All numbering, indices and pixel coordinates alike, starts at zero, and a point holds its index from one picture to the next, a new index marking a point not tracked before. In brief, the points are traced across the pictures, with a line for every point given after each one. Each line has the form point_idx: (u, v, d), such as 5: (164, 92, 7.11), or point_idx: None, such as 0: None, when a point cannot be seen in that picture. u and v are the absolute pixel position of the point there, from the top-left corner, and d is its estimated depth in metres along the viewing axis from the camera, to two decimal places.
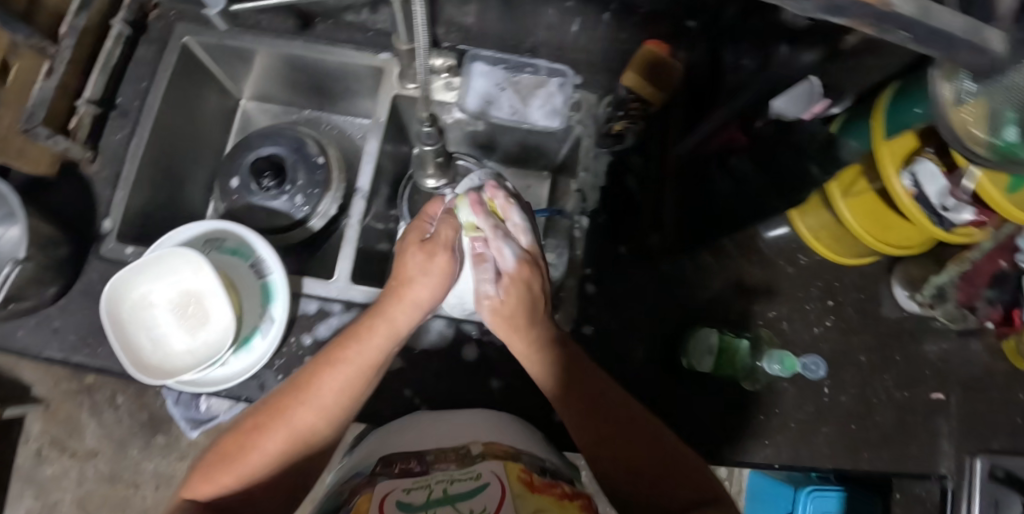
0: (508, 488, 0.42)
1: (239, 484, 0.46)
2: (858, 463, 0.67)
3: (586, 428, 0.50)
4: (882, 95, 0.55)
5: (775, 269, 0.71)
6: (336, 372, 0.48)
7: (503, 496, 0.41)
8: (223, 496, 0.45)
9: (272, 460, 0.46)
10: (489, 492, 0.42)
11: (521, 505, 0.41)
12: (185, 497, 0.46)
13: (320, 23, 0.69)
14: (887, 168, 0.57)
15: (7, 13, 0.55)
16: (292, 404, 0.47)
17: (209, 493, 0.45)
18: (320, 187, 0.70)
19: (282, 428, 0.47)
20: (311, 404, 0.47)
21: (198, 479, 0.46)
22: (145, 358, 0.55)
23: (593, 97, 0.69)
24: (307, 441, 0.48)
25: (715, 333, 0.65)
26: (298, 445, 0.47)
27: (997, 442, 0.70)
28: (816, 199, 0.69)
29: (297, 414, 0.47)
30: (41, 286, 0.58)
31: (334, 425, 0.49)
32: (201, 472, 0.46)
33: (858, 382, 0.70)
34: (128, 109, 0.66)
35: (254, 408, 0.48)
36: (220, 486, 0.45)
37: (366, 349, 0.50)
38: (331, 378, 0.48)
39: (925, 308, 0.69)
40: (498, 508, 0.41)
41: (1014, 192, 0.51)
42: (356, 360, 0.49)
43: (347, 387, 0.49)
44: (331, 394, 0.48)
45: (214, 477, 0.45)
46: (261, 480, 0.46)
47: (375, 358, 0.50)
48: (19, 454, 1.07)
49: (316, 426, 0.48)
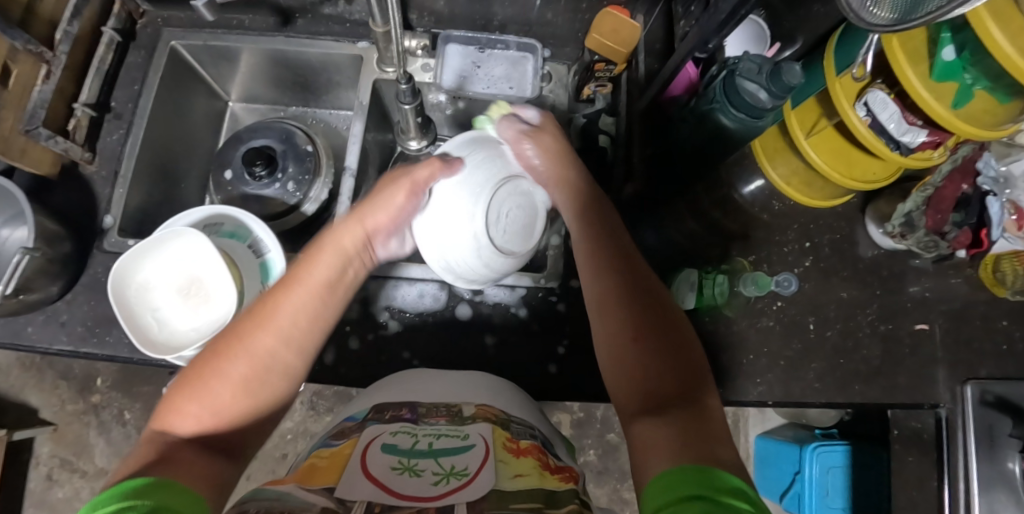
0: (493, 452, 0.43)
1: (208, 416, 0.42)
2: (849, 395, 0.69)
3: (595, 299, 0.50)
4: (834, 36, 0.62)
5: (752, 218, 0.74)
6: (300, 293, 0.47)
7: (485, 457, 0.42)
8: (198, 428, 0.42)
9: (239, 388, 0.43)
10: (472, 453, 0.43)
11: (501, 470, 0.41)
12: (156, 429, 0.42)
13: (300, 19, 0.73)
14: (841, 102, 0.60)
15: (8, 20, 0.58)
16: (250, 329, 0.45)
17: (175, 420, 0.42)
18: (310, 174, 0.73)
19: (251, 357, 0.44)
20: (270, 328, 0.45)
21: (165, 410, 0.43)
22: (151, 336, 0.58)
23: (562, 67, 0.74)
24: (281, 371, 0.46)
25: (695, 271, 0.68)
26: (264, 374, 0.45)
27: (986, 368, 0.71)
28: (784, 145, 0.72)
29: (267, 340, 0.45)
30: (49, 281, 0.61)
31: (304, 355, 0.47)
32: (169, 402, 0.43)
33: (842, 318, 0.72)
34: (123, 112, 0.70)
35: (213, 338, 0.46)
36: (190, 418, 0.42)
37: (328, 272, 0.49)
38: (294, 296, 0.47)
39: (898, 239, 0.71)
40: (479, 467, 0.41)
41: (958, 107, 0.54)
42: (309, 279, 0.48)
43: (313, 308, 0.47)
44: (291, 316, 0.46)
45: (181, 406, 0.42)
46: (231, 409, 0.43)
47: (324, 277, 0.48)
48: (31, 478, 1.06)
49: (280, 351, 0.45)
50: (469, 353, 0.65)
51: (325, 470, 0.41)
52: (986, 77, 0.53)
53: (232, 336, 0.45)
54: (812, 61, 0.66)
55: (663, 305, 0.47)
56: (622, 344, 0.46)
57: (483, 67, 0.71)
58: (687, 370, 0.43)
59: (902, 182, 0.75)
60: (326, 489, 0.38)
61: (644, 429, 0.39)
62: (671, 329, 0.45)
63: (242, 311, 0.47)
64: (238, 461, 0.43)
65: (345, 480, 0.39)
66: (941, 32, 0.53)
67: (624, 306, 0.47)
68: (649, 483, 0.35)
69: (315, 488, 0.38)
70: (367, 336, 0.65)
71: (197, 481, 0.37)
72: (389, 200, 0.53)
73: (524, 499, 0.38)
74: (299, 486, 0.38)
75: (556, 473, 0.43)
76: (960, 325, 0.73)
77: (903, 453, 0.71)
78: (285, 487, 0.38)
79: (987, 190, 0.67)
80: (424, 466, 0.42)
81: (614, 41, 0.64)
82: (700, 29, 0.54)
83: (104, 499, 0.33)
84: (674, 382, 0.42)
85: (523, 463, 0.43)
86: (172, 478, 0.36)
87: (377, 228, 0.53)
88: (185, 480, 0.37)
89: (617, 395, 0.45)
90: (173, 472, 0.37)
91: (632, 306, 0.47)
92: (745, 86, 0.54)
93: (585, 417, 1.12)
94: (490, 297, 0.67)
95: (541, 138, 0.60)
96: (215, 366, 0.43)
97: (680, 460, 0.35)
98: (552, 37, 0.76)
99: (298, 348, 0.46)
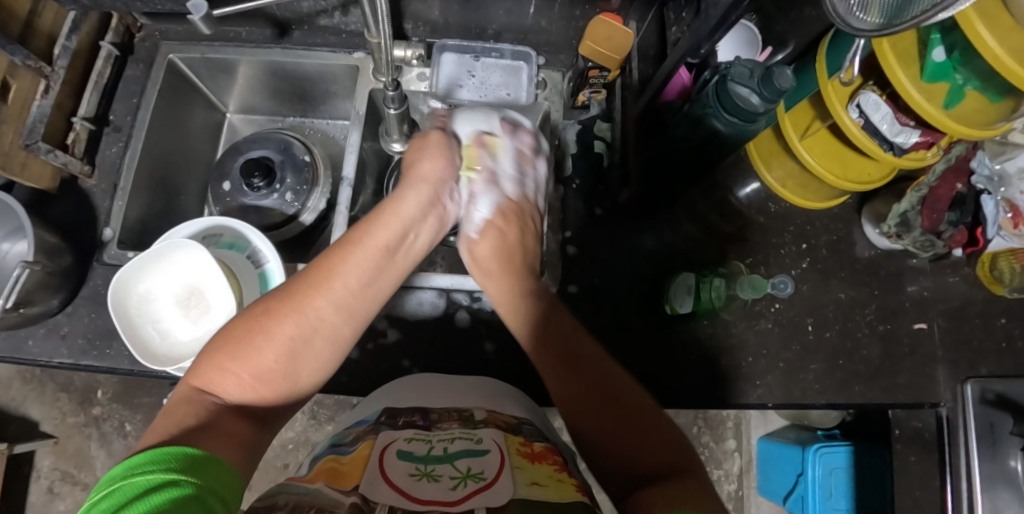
0: (508, 459, 0.43)
1: (249, 378, 0.43)
2: (851, 396, 0.69)
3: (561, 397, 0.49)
4: (825, 38, 0.63)
5: (747, 221, 0.75)
6: (363, 253, 0.50)
7: (501, 464, 0.42)
8: (236, 388, 0.42)
9: (285, 350, 0.44)
10: (487, 460, 0.43)
11: (518, 478, 0.41)
12: (191, 387, 0.42)
13: (296, 31, 0.75)
14: (834, 104, 0.60)
15: (7, 36, 0.59)
16: (308, 292, 0.47)
17: (218, 379, 0.42)
18: (307, 184, 0.73)
19: (302, 318, 0.45)
20: (326, 290, 0.47)
21: (206, 369, 0.43)
22: (153, 347, 0.59)
23: (556, 75, 0.74)
24: (328, 337, 0.47)
25: (692, 274, 0.67)
26: (311, 338, 0.46)
27: (989, 369, 0.71)
28: (779, 149, 0.72)
29: (322, 305, 0.47)
30: (49, 294, 0.61)
31: (352, 324, 0.49)
32: (206, 363, 0.43)
33: (841, 319, 0.72)
34: (122, 125, 0.71)
35: (266, 298, 0.47)
36: (230, 376, 0.42)
37: (377, 235, 0.52)
38: (353, 260, 0.49)
39: (894, 238, 0.71)
40: (496, 472, 0.41)
41: (951, 107, 0.54)
42: (368, 243, 0.51)
43: (369, 272, 0.50)
44: (348, 280, 0.49)
45: (223, 363, 0.42)
46: (273, 374, 0.44)
47: (385, 240, 0.52)
48: (32, 491, 1.06)
49: (330, 314, 0.47)
50: (469, 359, 0.66)
51: (348, 471, 0.41)
52: (976, 77, 0.53)
53: (288, 299, 0.46)
54: (802, 64, 0.67)
55: (636, 401, 0.47)
56: (585, 419, 0.46)
57: (477, 76, 0.72)
58: (658, 443, 0.43)
59: (897, 182, 0.75)
60: (352, 491, 0.38)
61: (636, 496, 0.38)
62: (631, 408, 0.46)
63: (298, 277, 0.48)
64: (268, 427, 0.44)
65: (369, 480, 0.40)
66: (931, 34, 0.54)
67: (588, 405, 0.47)
68: None
69: (343, 488, 0.38)
70: (367, 345, 0.65)
71: (231, 449, 0.38)
72: (440, 156, 0.58)
73: (539, 505, 0.37)
74: (327, 484, 0.38)
75: (570, 478, 0.43)
76: (961, 324, 0.73)
77: (905, 454, 0.71)
78: (314, 485, 0.38)
79: (981, 189, 0.68)
80: (441, 471, 0.42)
81: (607, 48, 0.64)
82: (691, 36, 0.54)
83: (142, 465, 0.33)
84: (657, 464, 0.41)
85: (538, 470, 0.43)
86: (210, 449, 0.37)
87: (440, 185, 0.57)
88: (220, 447, 0.37)
89: (602, 479, 0.44)
90: (212, 438, 0.38)
91: (587, 381, 0.49)
92: (737, 90, 0.55)
93: None
94: (489, 303, 0.67)
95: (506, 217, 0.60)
96: (261, 325, 0.44)
97: (668, 503, 0.35)
98: (547, 44, 0.77)
99: (349, 313, 0.48)
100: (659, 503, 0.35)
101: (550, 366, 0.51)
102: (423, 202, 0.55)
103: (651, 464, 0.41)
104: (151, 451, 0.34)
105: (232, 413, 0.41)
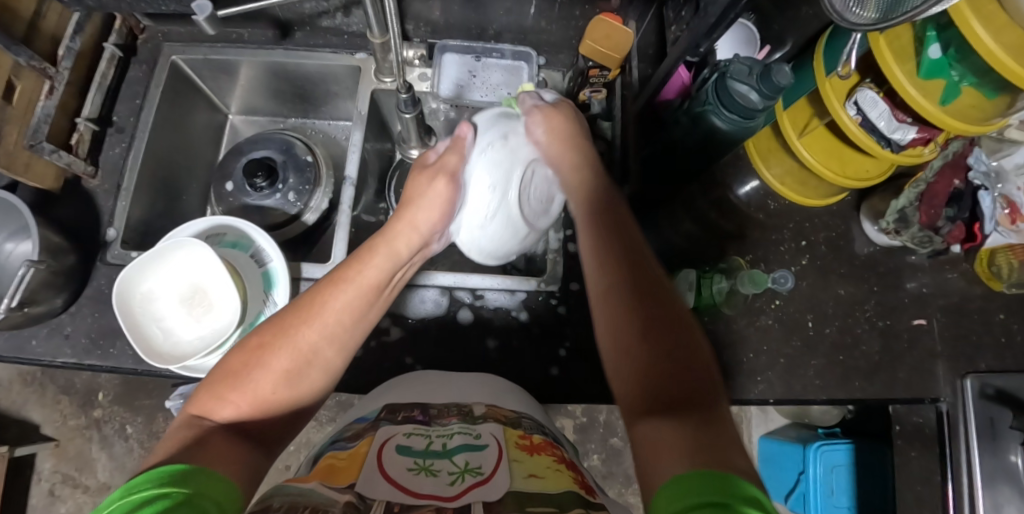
0: (506, 452, 0.43)
1: (249, 407, 0.43)
2: (851, 392, 0.69)
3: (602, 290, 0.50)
4: (824, 34, 0.63)
5: (746, 218, 0.75)
6: (350, 290, 0.49)
7: (499, 458, 0.42)
8: (235, 416, 0.42)
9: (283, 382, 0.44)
10: (486, 454, 0.43)
11: (515, 471, 0.41)
12: (191, 414, 0.43)
13: (298, 32, 0.75)
14: (832, 101, 0.61)
15: (12, 37, 0.59)
16: (299, 326, 0.46)
17: (217, 407, 0.42)
18: (310, 184, 0.74)
19: (296, 351, 0.45)
20: (316, 323, 0.47)
21: (205, 397, 0.43)
22: (156, 345, 0.59)
23: (557, 74, 0.77)
24: (322, 367, 0.47)
25: (694, 271, 0.69)
26: (307, 368, 0.46)
27: (988, 364, 0.71)
28: (778, 147, 0.73)
29: (312, 337, 0.46)
30: (53, 293, 0.61)
31: (343, 354, 0.49)
32: (206, 392, 0.43)
33: (841, 315, 0.72)
34: (124, 125, 0.71)
35: (259, 329, 0.47)
36: (230, 406, 0.43)
37: (370, 272, 0.51)
38: (343, 298, 0.49)
39: (892, 235, 0.72)
40: (494, 465, 0.42)
41: (947, 103, 0.55)
42: (360, 282, 0.50)
43: (361, 309, 0.50)
44: (339, 316, 0.48)
45: (223, 394, 0.43)
46: (272, 403, 0.44)
47: (375, 279, 0.51)
48: (33, 494, 1.06)
49: (324, 346, 0.47)
50: (472, 357, 0.66)
51: (345, 468, 0.41)
52: (971, 73, 0.54)
53: (277, 335, 0.46)
54: (801, 61, 0.68)
55: (675, 314, 0.46)
56: (621, 316, 0.47)
57: (478, 76, 0.72)
58: (686, 363, 0.42)
59: (895, 178, 0.76)
60: (347, 489, 0.37)
61: (649, 427, 0.39)
62: (680, 328, 0.45)
63: (287, 308, 0.48)
64: (267, 449, 0.43)
65: (365, 477, 0.40)
66: (926, 30, 0.55)
67: (626, 304, 0.47)
68: (657, 489, 0.34)
69: (338, 486, 0.38)
70: (370, 343, 0.66)
71: (233, 466, 0.38)
72: (429, 190, 0.56)
73: (540, 498, 0.37)
74: (321, 483, 0.38)
75: (570, 472, 0.43)
76: (960, 320, 0.73)
77: (906, 449, 0.71)
78: (309, 485, 0.38)
79: (978, 185, 0.68)
80: (440, 466, 0.42)
81: (607, 47, 0.64)
82: (690, 34, 0.55)
83: (137, 484, 0.33)
84: (681, 387, 0.41)
85: (536, 462, 0.43)
86: (207, 464, 0.36)
87: (429, 232, 0.57)
88: (220, 463, 0.37)
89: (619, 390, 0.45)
90: (212, 451, 0.38)
91: (628, 281, 0.48)
92: (736, 87, 0.55)
93: (588, 422, 1.11)
94: (491, 301, 0.68)
95: (550, 117, 0.61)
96: (258, 360, 0.44)
97: (686, 454, 0.35)
98: (547, 44, 0.78)
99: (340, 345, 0.48)
100: (665, 450, 0.36)
101: (596, 264, 0.51)
102: (415, 244, 0.56)
103: (676, 385, 0.41)
104: (147, 473, 0.34)
105: (231, 433, 0.41)
